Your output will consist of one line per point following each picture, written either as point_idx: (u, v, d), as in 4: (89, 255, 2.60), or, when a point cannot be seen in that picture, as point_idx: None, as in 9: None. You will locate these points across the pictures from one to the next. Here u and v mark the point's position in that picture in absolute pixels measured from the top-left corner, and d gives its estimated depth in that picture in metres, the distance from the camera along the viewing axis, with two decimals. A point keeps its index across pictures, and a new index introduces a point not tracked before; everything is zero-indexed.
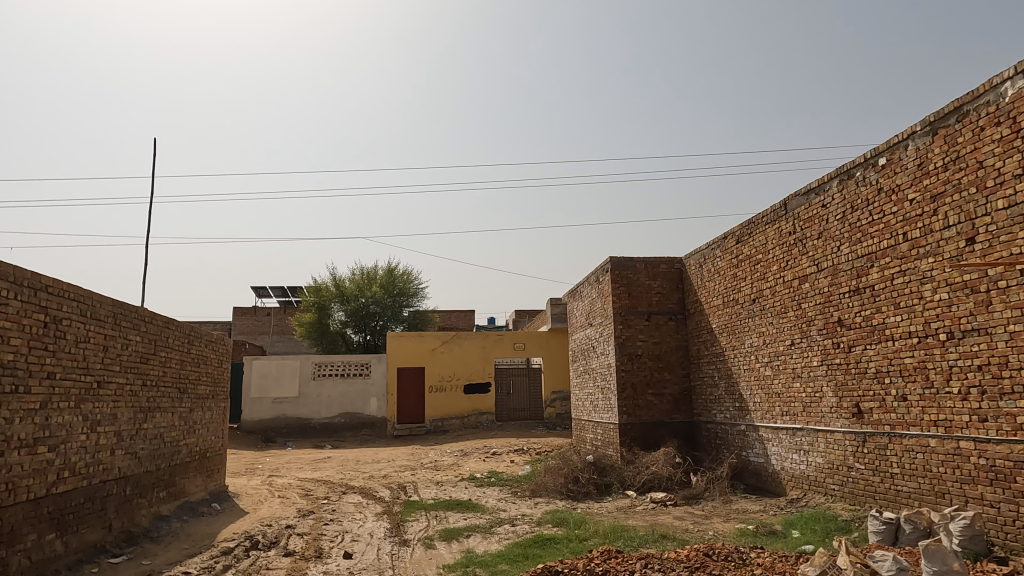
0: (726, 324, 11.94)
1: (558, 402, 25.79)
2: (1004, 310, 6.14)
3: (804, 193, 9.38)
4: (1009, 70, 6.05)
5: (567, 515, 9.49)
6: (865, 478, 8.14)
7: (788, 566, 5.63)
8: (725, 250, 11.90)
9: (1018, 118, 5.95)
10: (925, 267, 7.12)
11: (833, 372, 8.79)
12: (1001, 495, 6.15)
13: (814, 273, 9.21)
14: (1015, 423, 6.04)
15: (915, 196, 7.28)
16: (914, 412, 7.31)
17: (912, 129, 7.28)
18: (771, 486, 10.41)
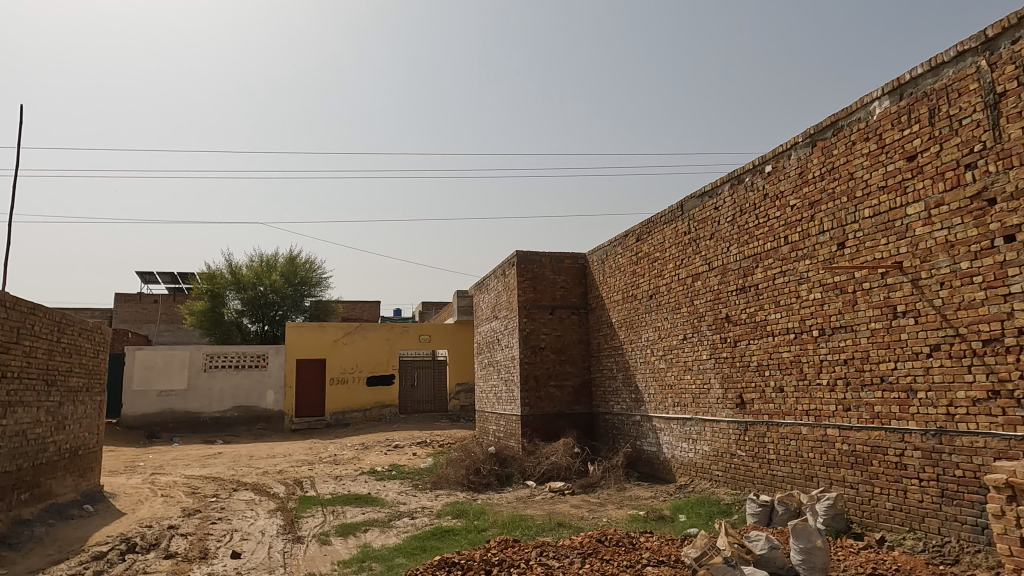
0: (625, 318, 12.40)
1: (462, 394, 25.83)
2: (867, 310, 6.76)
3: (699, 196, 9.89)
4: (877, 90, 6.64)
5: (466, 507, 9.55)
6: (745, 464, 8.71)
7: (674, 549, 5.93)
8: (626, 248, 12.34)
9: (884, 135, 6.56)
10: (802, 268, 7.70)
11: (720, 365, 9.34)
12: (860, 477, 6.79)
13: (705, 271, 9.73)
14: (872, 412, 6.68)
15: (795, 202, 7.85)
16: (789, 402, 7.91)
17: (795, 140, 7.83)
18: (662, 473, 10.95)
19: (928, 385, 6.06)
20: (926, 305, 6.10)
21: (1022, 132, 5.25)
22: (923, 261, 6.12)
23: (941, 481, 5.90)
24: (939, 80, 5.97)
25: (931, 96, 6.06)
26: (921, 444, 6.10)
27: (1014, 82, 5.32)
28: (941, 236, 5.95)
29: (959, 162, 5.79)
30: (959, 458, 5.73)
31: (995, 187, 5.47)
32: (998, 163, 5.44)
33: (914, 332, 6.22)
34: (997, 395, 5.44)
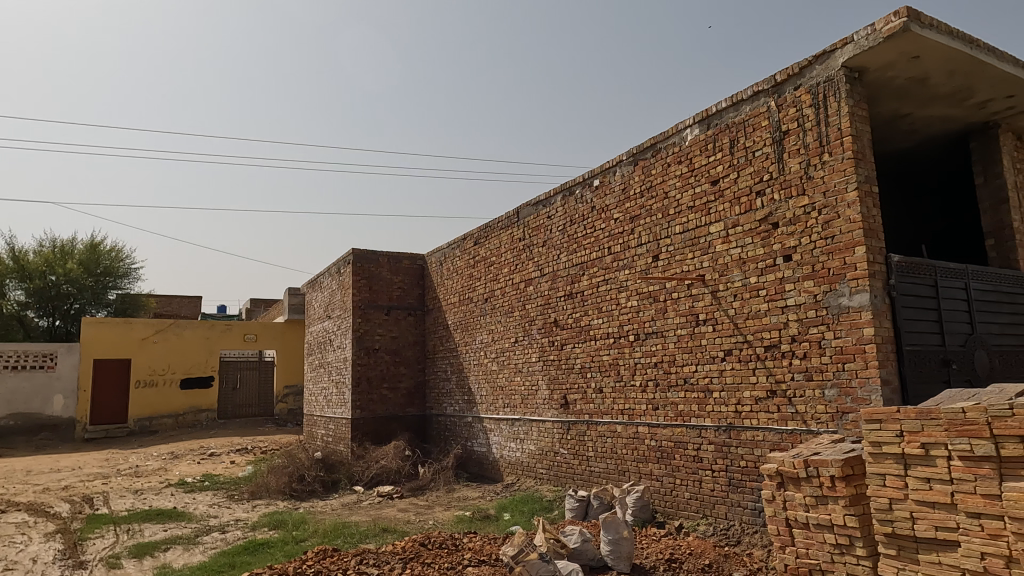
0: (460, 320, 12.49)
1: (290, 397, 24.47)
2: (675, 317, 7.42)
3: (533, 204, 10.25)
4: (690, 119, 7.32)
5: (285, 517, 9.00)
6: (566, 461, 9.17)
7: (494, 547, 6.05)
8: (464, 250, 12.45)
9: (693, 159, 7.25)
10: (622, 277, 8.27)
11: (547, 367, 9.74)
12: (664, 470, 7.43)
13: (537, 277, 10.10)
14: (676, 410, 7.33)
15: (618, 216, 8.42)
16: (607, 402, 8.45)
17: (620, 158, 8.39)
18: (490, 473, 11.18)
19: (722, 386, 6.78)
20: (722, 314, 6.82)
21: (799, 167, 6.09)
22: (721, 275, 6.85)
23: (729, 471, 6.63)
24: (739, 114, 6.73)
25: (732, 128, 6.81)
26: (714, 439, 6.81)
27: (795, 122, 6.15)
28: (735, 253, 6.70)
29: (752, 189, 6.56)
30: (743, 450, 6.48)
31: (778, 213, 6.28)
32: (781, 192, 6.25)
33: (712, 338, 6.93)
34: (774, 394, 6.23)
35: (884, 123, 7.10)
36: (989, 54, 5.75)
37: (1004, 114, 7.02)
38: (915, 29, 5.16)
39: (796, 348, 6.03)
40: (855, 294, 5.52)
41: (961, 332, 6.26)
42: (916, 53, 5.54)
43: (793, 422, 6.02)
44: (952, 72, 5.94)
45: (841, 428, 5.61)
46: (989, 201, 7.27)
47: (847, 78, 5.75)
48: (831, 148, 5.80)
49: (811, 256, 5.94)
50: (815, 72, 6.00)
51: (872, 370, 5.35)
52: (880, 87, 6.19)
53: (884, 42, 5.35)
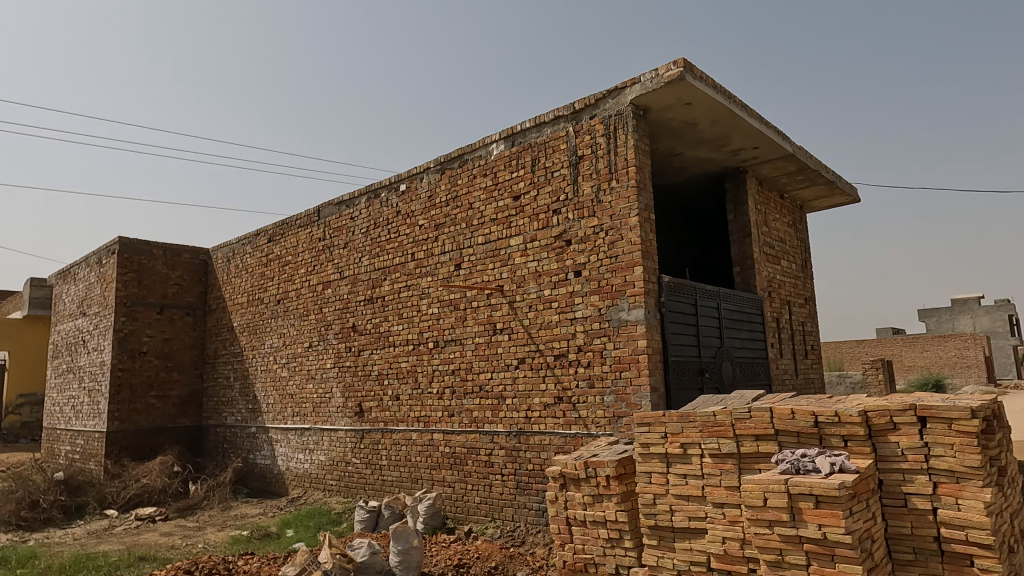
0: (248, 322, 11.52)
1: (26, 408, 20.54)
2: (474, 325, 7.57)
3: (336, 204, 9.83)
4: (496, 134, 7.56)
5: (7, 552, 7.48)
6: (358, 471, 8.88)
7: (273, 569, 5.61)
8: (256, 247, 11.52)
9: (498, 173, 7.50)
10: (424, 284, 8.26)
11: (342, 374, 9.37)
12: (456, 476, 7.53)
13: (336, 280, 9.69)
14: (471, 417, 7.48)
15: (423, 222, 8.40)
16: (403, 410, 8.34)
17: (427, 165, 8.39)
18: (274, 487, 10.42)
19: (514, 393, 7.07)
20: (517, 324, 7.12)
21: (591, 190, 6.60)
22: (518, 286, 7.16)
23: (517, 475, 6.91)
24: (541, 136, 7.12)
25: (534, 148, 7.18)
26: (505, 444, 7.06)
27: (589, 149, 6.66)
28: (532, 267, 7.05)
29: (549, 207, 6.97)
30: (531, 454, 6.81)
31: (571, 231, 6.73)
32: (575, 212, 6.72)
33: (507, 347, 7.20)
34: (560, 400, 6.64)
35: (661, 159, 8.00)
36: (742, 110, 6.77)
37: (750, 162, 8.32)
38: (689, 79, 5.89)
39: (582, 357, 6.50)
40: (633, 310, 6.12)
41: (713, 345, 7.24)
42: (689, 100, 6.33)
43: (576, 426, 6.47)
44: (715, 121, 6.88)
45: (616, 431, 6.14)
46: (737, 234, 8.54)
47: (634, 114, 6.38)
48: (619, 175, 6.37)
49: (598, 273, 6.45)
50: (608, 105, 6.56)
51: (644, 378, 5.96)
52: (660, 126, 6.96)
53: (665, 87, 6.03)
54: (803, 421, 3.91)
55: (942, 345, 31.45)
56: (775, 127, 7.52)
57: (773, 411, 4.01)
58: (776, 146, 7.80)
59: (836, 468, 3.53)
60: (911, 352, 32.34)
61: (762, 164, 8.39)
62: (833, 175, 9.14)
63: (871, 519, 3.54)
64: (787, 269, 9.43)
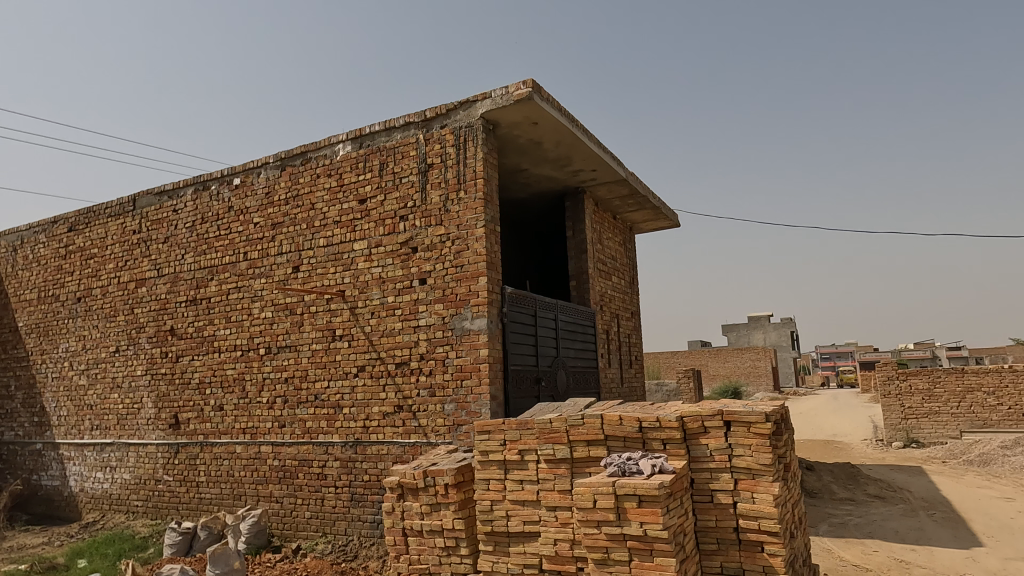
0: (37, 322, 9.97)
1: None
2: (311, 331, 7.23)
3: (156, 193, 8.88)
4: (343, 134, 7.32)
5: None
6: (170, 489, 8.05)
7: None
8: (52, 236, 10.04)
9: (343, 175, 7.25)
10: (257, 286, 7.73)
11: (156, 382, 8.45)
12: (285, 491, 7.11)
13: (153, 277, 8.74)
14: (304, 427, 7.10)
15: (259, 220, 7.87)
16: (227, 421, 7.71)
17: (265, 160, 7.88)
18: (64, 512, 9.12)
19: (352, 402, 6.84)
20: (358, 331, 6.92)
21: (439, 199, 6.62)
22: (361, 292, 6.96)
23: (352, 487, 6.69)
24: (391, 140, 7.02)
25: (383, 152, 7.05)
26: (340, 455, 6.81)
27: (439, 158, 6.69)
28: (376, 272, 6.89)
29: (396, 213, 6.87)
30: (367, 465, 6.63)
31: (417, 238, 6.70)
32: (422, 219, 6.70)
33: (346, 354, 6.95)
34: (400, 409, 6.55)
35: (507, 173, 8.25)
36: (583, 134, 7.20)
37: (588, 184, 8.86)
38: (537, 100, 6.15)
39: (424, 366, 6.47)
40: (476, 319, 6.22)
41: (549, 355, 7.57)
42: (536, 119, 6.60)
43: (416, 435, 6.42)
44: (558, 141, 7.25)
45: (455, 439, 6.18)
46: (575, 250, 9.03)
47: (484, 128, 6.52)
48: (467, 186, 6.47)
49: (443, 282, 6.47)
50: (459, 116, 6.64)
51: (484, 386, 6.07)
52: (507, 142, 7.18)
53: (514, 104, 6.24)
54: (629, 427, 4.23)
55: (740, 356, 35.66)
56: (611, 153, 8.10)
57: (604, 418, 4.28)
58: (611, 170, 8.40)
59: (657, 469, 3.85)
60: (715, 363, 36.18)
61: (599, 186, 8.98)
62: (658, 200, 10.03)
63: (683, 515, 3.90)
64: (616, 285, 10.15)
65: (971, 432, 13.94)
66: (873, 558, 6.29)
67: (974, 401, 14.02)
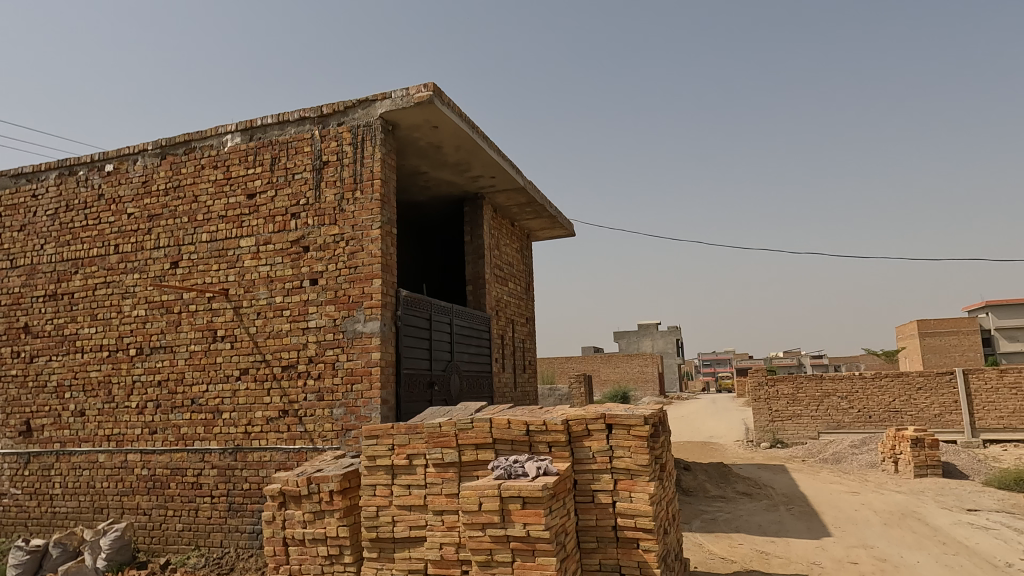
0: None
1: None
2: (189, 332, 6.79)
3: (11, 175, 8.01)
4: (232, 125, 6.95)
5: None
6: (18, 504, 7.27)
7: None
8: None
9: (231, 167, 6.89)
10: (129, 282, 7.16)
11: (4, 385, 7.60)
12: (154, 502, 6.63)
13: (5, 269, 7.87)
14: (178, 434, 6.65)
15: (134, 211, 7.31)
16: (88, 428, 7.07)
17: (143, 147, 7.33)
18: None
19: (233, 406, 6.50)
20: (242, 332, 6.59)
21: (333, 198, 6.45)
22: (246, 291, 6.64)
23: (230, 496, 6.36)
24: (284, 134, 6.76)
25: (275, 146, 6.78)
26: (218, 463, 6.44)
27: (335, 156, 6.52)
28: (263, 271, 6.60)
29: (287, 210, 6.62)
30: (247, 472, 6.31)
31: (310, 237, 6.49)
32: (315, 218, 6.50)
33: (228, 356, 6.60)
34: (285, 414, 6.30)
35: (406, 175, 8.17)
36: (483, 141, 7.27)
37: (487, 190, 8.95)
38: (438, 104, 6.15)
39: (312, 369, 6.26)
40: (369, 321, 6.11)
41: (443, 359, 7.56)
42: (436, 123, 6.59)
43: (301, 441, 6.20)
44: (458, 146, 7.27)
45: (343, 445, 6.03)
46: (472, 255, 9.09)
47: (383, 128, 6.42)
48: (363, 186, 6.34)
49: (335, 283, 6.31)
50: (357, 114, 6.50)
51: (375, 390, 5.97)
52: (407, 143, 7.12)
53: (414, 107, 6.20)
54: (517, 430, 4.31)
55: (629, 362, 37.23)
56: (509, 161, 8.23)
57: (493, 422, 4.34)
58: (509, 178, 8.53)
59: (541, 471, 3.96)
60: (606, 368, 37.50)
61: (497, 193, 9.10)
62: (554, 209, 10.30)
63: (565, 515, 4.03)
64: (512, 291, 10.31)
65: (828, 433, 15.35)
66: (739, 551, 6.78)
67: (831, 405, 15.45)
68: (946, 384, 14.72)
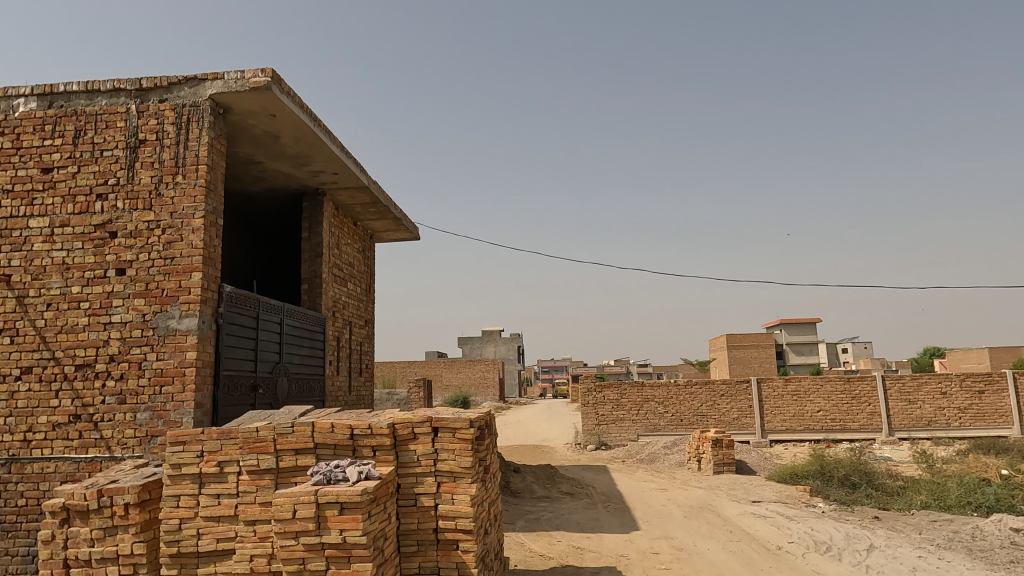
0: None
1: None
2: None
3: None
4: (25, 88, 6.05)
5: None
6: None
7: None
8: None
9: (23, 136, 6.00)
10: None
11: None
12: None
13: None
14: None
15: None
16: None
17: None
18: None
19: (9, 410, 5.63)
20: (26, 324, 5.74)
21: (149, 180, 5.86)
22: (34, 278, 5.80)
23: None
24: (92, 105, 6.02)
25: (80, 116, 6.01)
26: None
27: (154, 135, 5.93)
28: (58, 257, 5.81)
29: (92, 190, 5.90)
30: (24, 487, 5.50)
31: (118, 222, 5.84)
32: (126, 201, 5.87)
33: (5, 353, 5.71)
34: (77, 419, 5.60)
35: (238, 163, 7.65)
36: (325, 135, 7.03)
37: (329, 187, 8.65)
38: (276, 91, 5.84)
39: (113, 369, 5.63)
40: (184, 318, 5.62)
41: (270, 360, 7.15)
42: (274, 111, 6.26)
43: (95, 449, 5.53)
44: (298, 138, 6.96)
45: (146, 453, 5.48)
46: (309, 253, 8.70)
47: (212, 110, 5.96)
48: (186, 171, 5.83)
49: (146, 274, 5.73)
50: (183, 92, 5.97)
51: (187, 393, 5.49)
52: (240, 129, 6.67)
53: (249, 92, 5.83)
54: (340, 434, 4.21)
55: (470, 367, 37.74)
56: (353, 157, 8.02)
57: (315, 425, 4.20)
58: (352, 176, 8.31)
59: (363, 475, 3.88)
60: (448, 373, 37.72)
61: (339, 190, 8.81)
62: (399, 211, 10.20)
63: (386, 520, 3.99)
64: (352, 292, 10.03)
65: (645, 435, 16.68)
66: (557, 548, 7.15)
67: (649, 410, 16.82)
68: (743, 391, 16.67)
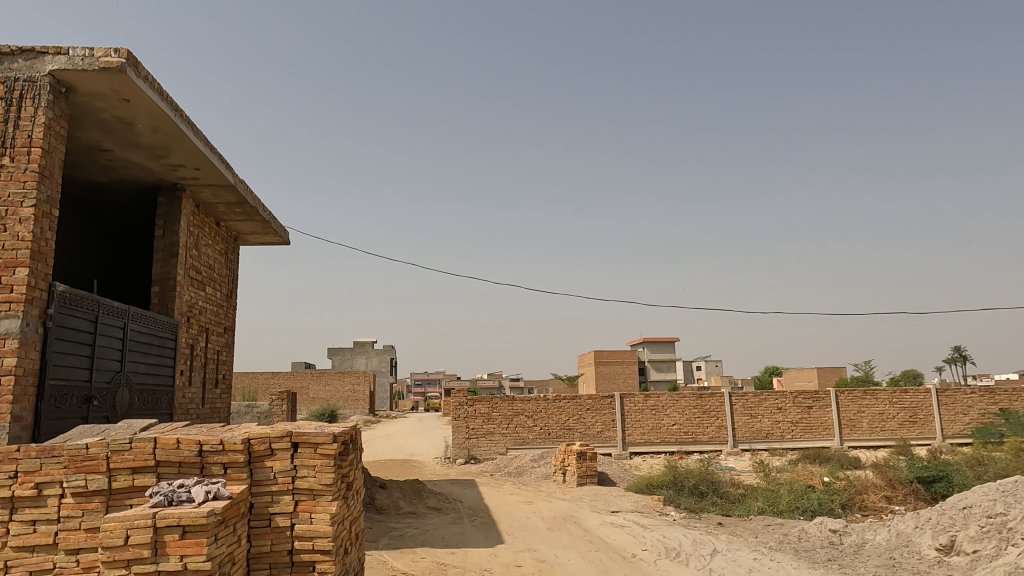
0: None
1: None
2: None
3: None
4: None
5: None
6: None
7: None
8: None
9: None
10: None
11: None
12: None
13: None
14: None
15: None
16: None
17: None
18: None
19: None
20: None
21: None
22: None
23: None
24: None
25: None
26: None
27: None
28: None
29: None
30: None
31: None
32: None
33: None
34: None
35: (82, 149, 6.89)
36: (186, 126, 6.53)
37: (189, 182, 8.02)
38: (130, 74, 5.35)
39: None
40: (3, 320, 4.93)
41: (108, 369, 6.46)
42: (127, 95, 5.73)
43: None
44: (155, 127, 6.41)
45: None
46: (162, 253, 8.00)
47: (52, 88, 5.34)
48: (15, 152, 5.15)
49: None
50: (15, 64, 5.27)
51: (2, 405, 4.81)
52: (85, 112, 6.03)
53: (98, 72, 5.29)
54: (187, 451, 3.87)
55: (339, 380, 36.38)
56: (218, 153, 7.50)
57: (157, 441, 3.85)
58: (216, 173, 7.77)
59: (210, 496, 3.59)
60: (316, 386, 36.22)
61: (201, 187, 8.20)
62: (268, 214, 9.66)
63: (234, 543, 3.72)
64: (210, 296, 9.32)
65: (514, 449, 16.94)
66: (420, 565, 7.02)
67: (519, 423, 17.10)
68: (607, 406, 17.43)
